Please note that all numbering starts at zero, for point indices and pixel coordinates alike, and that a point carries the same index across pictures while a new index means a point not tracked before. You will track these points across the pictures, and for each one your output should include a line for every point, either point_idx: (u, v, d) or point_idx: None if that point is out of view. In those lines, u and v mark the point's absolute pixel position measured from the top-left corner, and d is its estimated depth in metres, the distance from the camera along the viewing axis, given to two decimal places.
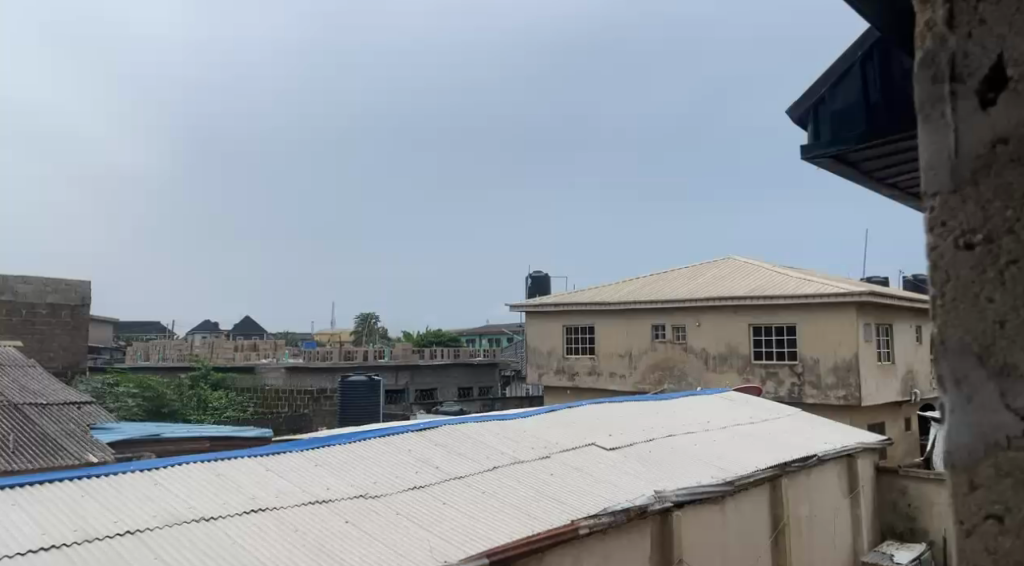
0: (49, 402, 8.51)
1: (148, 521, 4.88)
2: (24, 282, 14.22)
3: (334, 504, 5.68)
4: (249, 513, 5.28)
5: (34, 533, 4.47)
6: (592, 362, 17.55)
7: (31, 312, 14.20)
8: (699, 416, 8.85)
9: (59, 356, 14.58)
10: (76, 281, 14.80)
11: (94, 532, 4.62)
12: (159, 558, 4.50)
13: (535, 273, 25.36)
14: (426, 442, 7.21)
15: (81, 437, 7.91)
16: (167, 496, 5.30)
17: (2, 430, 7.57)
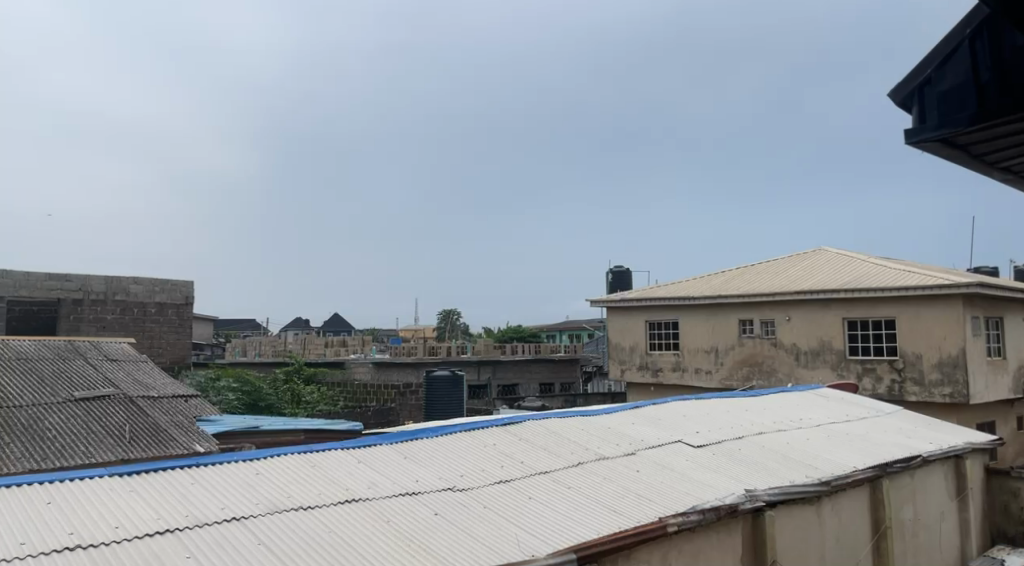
0: (160, 395, 8.98)
1: (250, 508, 5.10)
2: (136, 282, 15.06)
3: (423, 496, 5.79)
4: (343, 503, 5.44)
5: (150, 518, 4.74)
6: (676, 358, 17.31)
7: (142, 310, 15.02)
8: (791, 413, 8.62)
9: (166, 352, 15.30)
10: (182, 281, 15.53)
11: (201, 518, 4.86)
12: (262, 544, 4.69)
13: (617, 268, 25.15)
14: (510, 437, 7.27)
15: (189, 428, 8.31)
16: (266, 485, 5.52)
17: (119, 421, 8.04)
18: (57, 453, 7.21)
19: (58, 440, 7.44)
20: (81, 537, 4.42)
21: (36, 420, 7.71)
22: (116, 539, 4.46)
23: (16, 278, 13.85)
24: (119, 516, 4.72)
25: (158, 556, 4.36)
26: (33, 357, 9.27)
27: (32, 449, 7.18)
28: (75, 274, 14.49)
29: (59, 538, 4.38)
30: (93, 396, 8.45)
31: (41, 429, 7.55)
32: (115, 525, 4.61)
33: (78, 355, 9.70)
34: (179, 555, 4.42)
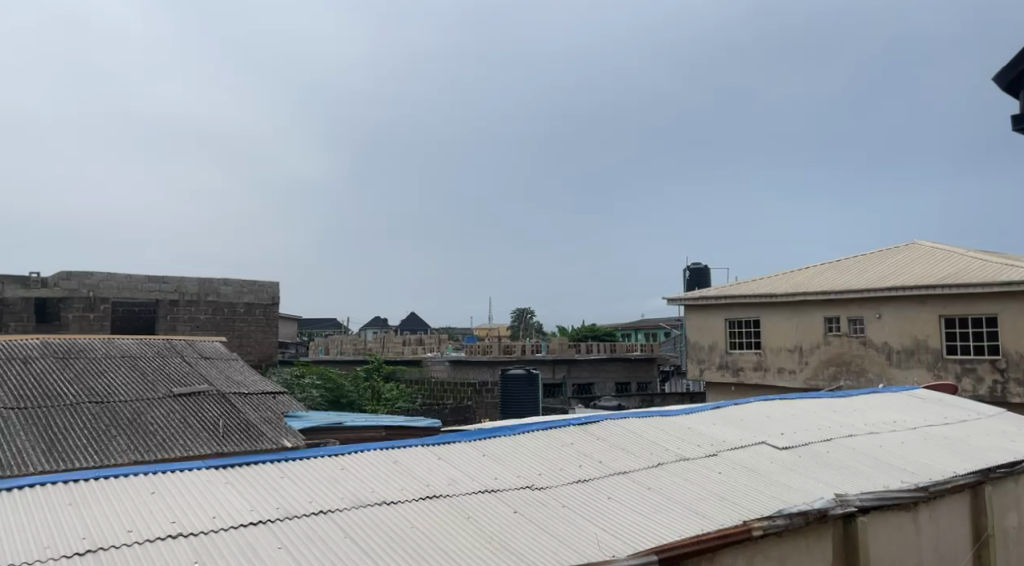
0: (250, 391, 9.30)
1: (337, 502, 5.23)
2: (226, 284, 15.67)
3: (503, 494, 5.82)
4: (426, 499, 5.53)
5: (245, 509, 4.92)
6: (758, 358, 16.94)
7: (231, 310, 15.68)
8: (883, 415, 8.30)
9: (254, 350, 15.92)
10: (269, 282, 16.18)
11: (291, 510, 5.01)
12: (349, 537, 4.81)
13: (695, 265, 24.74)
14: (588, 436, 7.23)
15: (277, 423, 8.59)
16: (351, 480, 5.65)
17: (213, 417, 8.36)
18: (158, 445, 7.55)
19: (159, 433, 7.80)
20: (181, 526, 4.62)
21: (139, 414, 8.10)
22: (214, 528, 4.64)
23: (119, 279, 14.43)
24: (215, 507, 4.92)
25: (253, 546, 4.52)
26: (135, 355, 9.74)
27: (136, 441, 7.55)
28: (172, 276, 15.05)
29: (162, 527, 4.58)
30: (190, 392, 8.82)
31: (144, 423, 7.93)
32: (213, 515, 4.80)
33: (175, 353, 10.15)
34: (271, 545, 4.57)
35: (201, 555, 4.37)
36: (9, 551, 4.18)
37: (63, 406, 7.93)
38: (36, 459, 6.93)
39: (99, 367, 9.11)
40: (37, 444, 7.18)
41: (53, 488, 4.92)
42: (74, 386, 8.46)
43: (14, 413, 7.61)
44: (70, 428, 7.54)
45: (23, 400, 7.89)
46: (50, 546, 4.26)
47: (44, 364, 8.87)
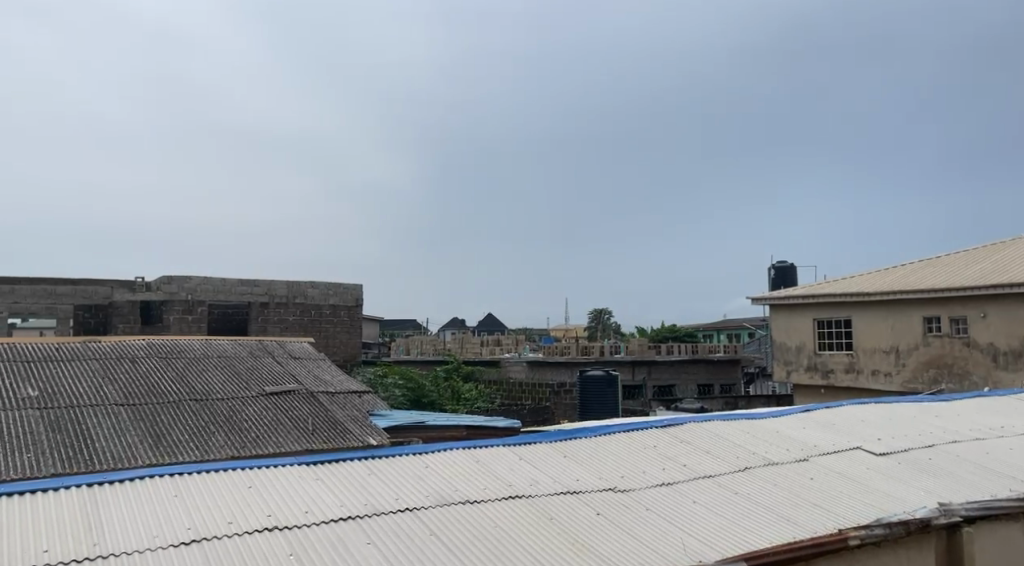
0: (337, 390, 9.52)
1: (423, 500, 5.28)
2: (313, 287, 16.11)
3: (586, 495, 5.76)
4: (508, 498, 5.53)
5: (335, 505, 5.02)
6: (849, 359, 16.37)
7: (318, 311, 16.11)
8: (990, 420, 7.86)
9: (339, 350, 16.35)
10: (353, 285, 16.59)
11: (378, 507, 5.09)
12: (435, 535, 4.84)
13: (780, 264, 24.07)
14: (671, 439, 7.10)
15: (364, 421, 8.76)
16: (435, 478, 5.70)
17: (302, 415, 8.59)
18: (253, 441, 7.80)
19: (253, 430, 8.05)
20: (276, 519, 4.75)
21: (235, 412, 8.39)
22: (307, 522, 4.76)
23: (213, 282, 14.98)
24: (307, 502, 5.04)
25: (343, 541, 4.61)
26: (230, 355, 10.10)
27: (232, 436, 7.82)
28: (262, 279, 15.52)
29: (258, 520, 4.72)
30: (281, 391, 9.09)
31: (239, 420, 8.20)
32: (305, 510, 4.91)
33: (266, 353, 10.48)
34: (361, 540, 4.65)
35: (296, 548, 4.48)
36: (122, 538, 4.38)
37: (165, 403, 8.28)
38: (142, 453, 7.26)
39: (197, 366, 9.48)
40: (143, 438, 7.52)
41: (160, 480, 5.14)
42: (175, 384, 8.83)
43: (122, 408, 7.99)
44: (172, 424, 7.86)
45: (129, 397, 8.28)
46: (158, 535, 4.44)
47: (148, 363, 9.28)
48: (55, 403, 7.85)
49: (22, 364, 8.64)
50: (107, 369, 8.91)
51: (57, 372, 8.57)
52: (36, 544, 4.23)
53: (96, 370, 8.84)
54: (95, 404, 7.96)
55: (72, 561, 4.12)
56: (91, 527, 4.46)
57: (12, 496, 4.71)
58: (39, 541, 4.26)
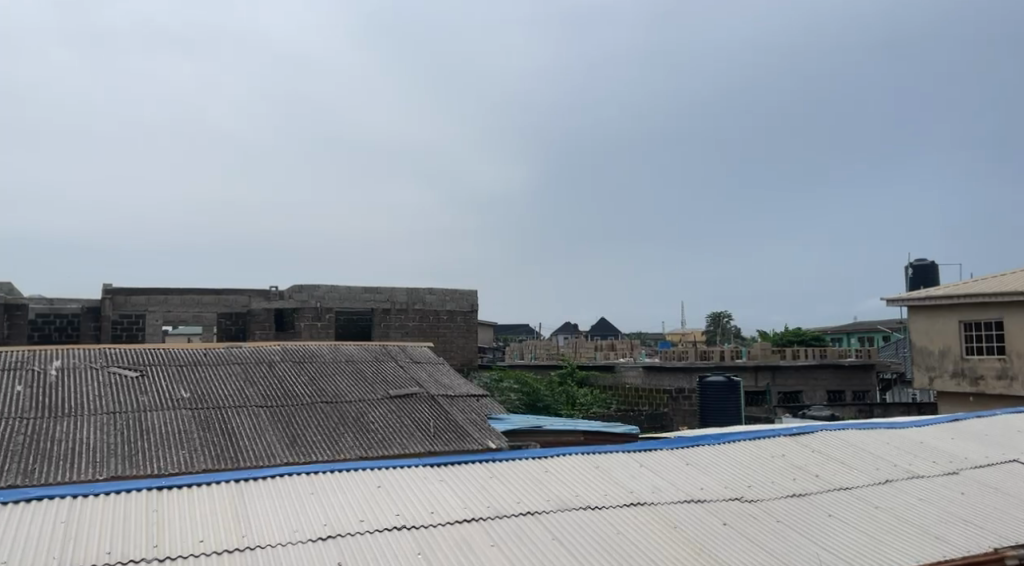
0: (456, 394, 9.66)
1: (544, 504, 5.24)
2: (431, 293, 16.43)
3: (711, 504, 5.55)
4: (630, 505, 5.39)
5: (458, 507, 5.05)
6: (1001, 365, 15.12)
7: (436, 317, 16.44)
8: None
9: (457, 355, 16.62)
10: (470, 291, 16.82)
11: (501, 509, 5.08)
12: (557, 540, 4.79)
13: (919, 262, 22.66)
14: (802, 448, 6.75)
15: (482, 424, 8.83)
16: (555, 483, 5.64)
17: (425, 418, 8.74)
18: (379, 443, 8.00)
19: (380, 431, 8.27)
20: (404, 519, 4.83)
21: (363, 414, 8.64)
22: (434, 522, 4.82)
23: (340, 290, 15.53)
24: (432, 502, 5.09)
25: (467, 542, 4.63)
26: (357, 359, 10.43)
27: (361, 437, 8.05)
28: (384, 286, 15.97)
29: (387, 519, 4.81)
30: (404, 394, 9.30)
31: (366, 422, 8.44)
32: (431, 511, 4.97)
33: (390, 357, 10.76)
34: (485, 542, 4.66)
35: (423, 547, 4.53)
36: (267, 531, 4.56)
37: (300, 404, 8.63)
38: (281, 452, 7.58)
39: (327, 370, 9.84)
40: (280, 437, 7.85)
41: (300, 478, 5.34)
42: (307, 387, 9.20)
43: (261, 409, 8.39)
44: (306, 425, 8.18)
45: (267, 399, 8.67)
46: (298, 530, 4.60)
47: (283, 367, 9.71)
48: (203, 403, 8.33)
49: (175, 368, 9.21)
50: (248, 372, 9.38)
51: (204, 375, 9.10)
52: (191, 534, 4.46)
53: (238, 373, 9.32)
54: (238, 405, 8.39)
55: (223, 551, 4.32)
56: (238, 521, 4.66)
57: (172, 490, 5.00)
58: (194, 531, 4.50)
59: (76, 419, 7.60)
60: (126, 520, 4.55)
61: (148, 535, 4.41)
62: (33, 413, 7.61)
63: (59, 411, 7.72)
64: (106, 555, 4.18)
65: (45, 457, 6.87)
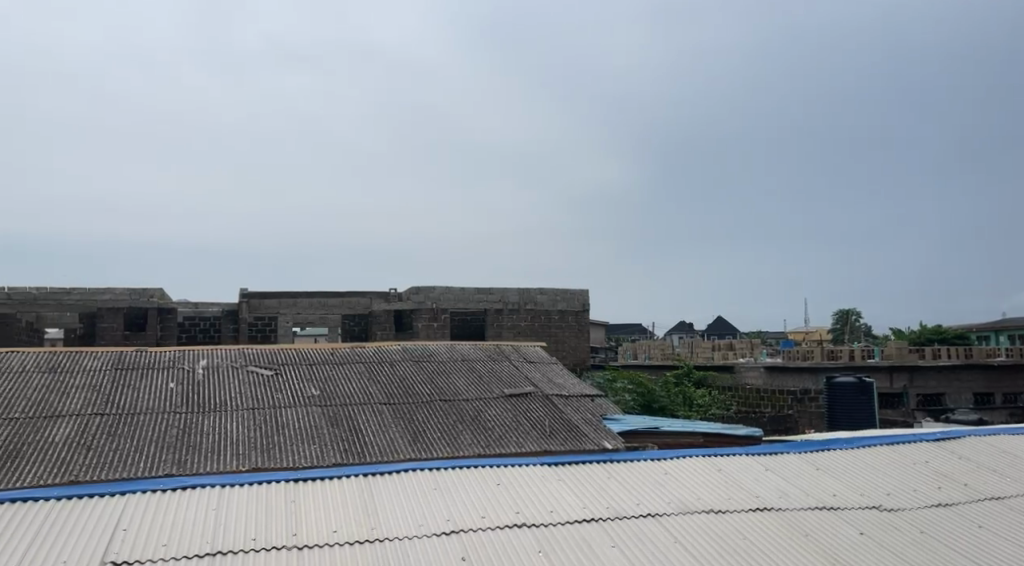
0: (571, 394, 9.59)
1: (665, 506, 5.09)
2: (542, 293, 16.43)
3: (844, 511, 5.25)
4: (756, 510, 5.17)
5: (576, 507, 4.99)
6: None
7: (547, 317, 16.43)
8: None
9: (570, 355, 16.55)
10: (581, 291, 16.70)
11: (621, 510, 4.98)
12: (678, 543, 4.66)
13: None
14: (945, 454, 6.28)
15: (598, 425, 8.73)
16: (676, 485, 5.48)
17: (540, 417, 8.73)
18: (497, 441, 8.05)
19: (497, 430, 8.32)
20: (524, 517, 4.81)
21: (480, 412, 8.72)
22: (555, 521, 4.78)
23: (454, 291, 15.75)
24: (551, 502, 5.05)
25: (589, 542, 4.57)
26: (473, 359, 10.55)
27: (479, 435, 8.12)
28: (496, 287, 16.07)
29: (508, 516, 4.81)
30: (519, 393, 9.32)
31: (483, 420, 8.51)
32: (550, 510, 4.93)
33: (504, 357, 10.82)
34: (605, 543, 4.58)
35: (543, 545, 4.51)
36: (395, 524, 4.65)
37: (421, 402, 8.81)
38: (404, 448, 7.75)
39: (445, 369, 10.00)
40: (403, 434, 8.03)
41: (424, 473, 5.43)
42: (427, 386, 9.38)
43: (385, 407, 8.62)
44: (427, 422, 8.33)
45: (390, 397, 8.89)
46: (424, 524, 4.66)
47: (404, 366, 9.94)
48: (332, 401, 8.63)
49: (305, 367, 9.61)
50: (372, 371, 9.67)
51: (332, 373, 9.45)
52: (327, 524, 4.61)
53: (362, 371, 9.62)
54: (363, 403, 8.65)
55: (356, 542, 4.43)
56: (368, 513, 4.78)
57: (309, 481, 5.19)
58: (329, 521, 4.64)
59: (219, 414, 8.05)
60: (269, 509, 4.76)
61: (289, 524, 4.59)
62: (182, 408, 8.12)
63: (204, 406, 8.20)
64: (251, 541, 4.38)
65: (193, 449, 7.31)
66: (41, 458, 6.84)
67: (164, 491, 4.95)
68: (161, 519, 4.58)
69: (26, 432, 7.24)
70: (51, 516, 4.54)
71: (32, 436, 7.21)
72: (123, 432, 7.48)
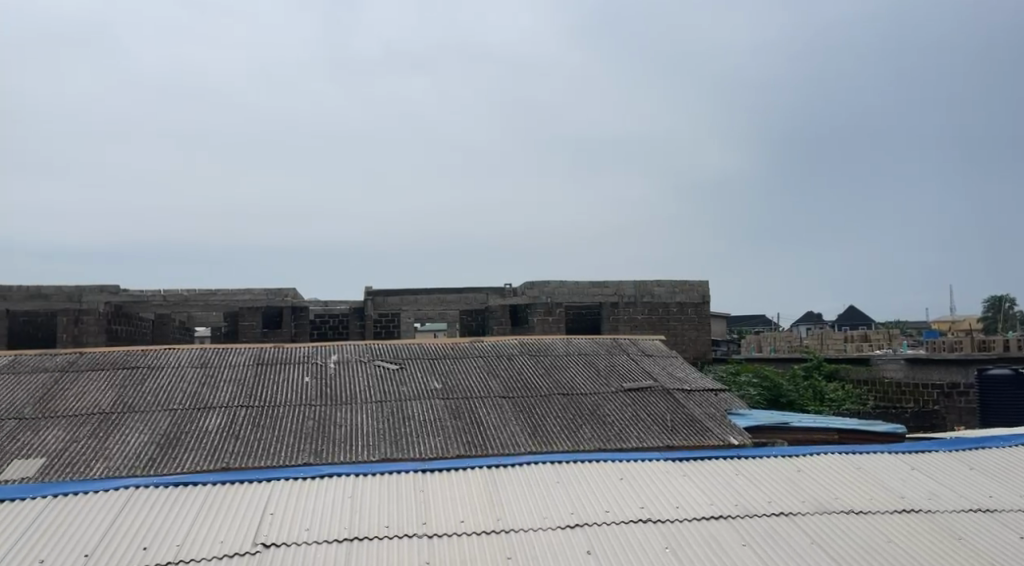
0: (693, 388, 9.31)
1: (799, 506, 4.82)
2: (659, 285, 16.09)
3: (1003, 515, 4.80)
4: (901, 511, 4.81)
5: (704, 503, 4.81)
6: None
7: (666, 309, 16.06)
8: None
9: (690, 348, 16.14)
10: (700, 281, 16.23)
11: (751, 508, 4.76)
12: (816, 544, 4.40)
13: None
14: None
15: (722, 420, 8.44)
16: (809, 483, 5.18)
17: (661, 412, 8.53)
18: (617, 435, 7.92)
19: (616, 424, 8.19)
20: (649, 512, 4.68)
21: (599, 406, 8.61)
22: (682, 517, 4.62)
23: (569, 285, 15.67)
24: (676, 497, 4.89)
25: (718, 540, 4.40)
26: (590, 352, 10.46)
27: (599, 429, 8.02)
28: (611, 280, 15.83)
29: (632, 511, 4.69)
30: (638, 387, 9.14)
31: (604, 414, 8.40)
32: (676, 506, 4.77)
33: (622, 350, 10.64)
34: (736, 541, 4.40)
35: (670, 541, 4.38)
36: (521, 516, 4.63)
37: (540, 396, 8.80)
38: (525, 441, 7.75)
39: (563, 363, 9.96)
40: (523, 427, 8.03)
41: (548, 466, 5.38)
42: (545, 379, 9.36)
43: (505, 400, 8.66)
44: (547, 415, 8.31)
45: (510, 391, 8.93)
46: (547, 517, 4.62)
47: (522, 360, 9.98)
48: (454, 394, 8.77)
49: (428, 361, 9.82)
50: (491, 365, 9.75)
51: (453, 368, 9.60)
52: (454, 514, 4.64)
53: (482, 366, 9.71)
54: (484, 396, 8.74)
55: (483, 532, 4.45)
56: (493, 505, 4.79)
57: (438, 472, 5.27)
58: (456, 512, 4.68)
59: (349, 406, 8.34)
60: (400, 498, 4.85)
61: (418, 513, 4.65)
62: (316, 400, 8.46)
63: (336, 399, 8.52)
64: (385, 528, 4.47)
65: (328, 439, 7.59)
66: (195, 447, 7.28)
67: (307, 479, 5.14)
68: (305, 504, 4.76)
69: (182, 422, 7.74)
70: (208, 500, 4.80)
71: (187, 426, 7.70)
72: (265, 422, 7.86)
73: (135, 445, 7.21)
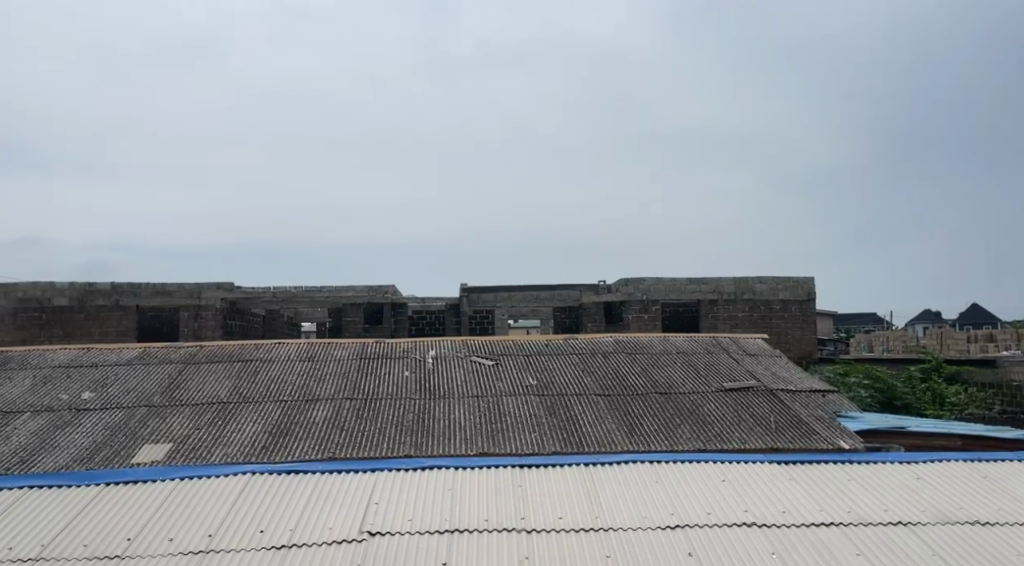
0: (798, 389, 8.97)
1: (919, 515, 4.56)
2: (761, 282, 15.61)
3: None
4: None
5: (813, 508, 4.62)
6: None
7: (768, 307, 15.55)
8: None
9: (794, 347, 15.58)
10: (805, 278, 15.63)
11: (866, 516, 4.54)
12: (938, 556, 4.16)
13: None
14: None
15: (830, 422, 8.10)
16: (930, 492, 4.90)
17: (763, 413, 8.26)
18: (717, 436, 7.73)
19: (717, 424, 7.99)
20: (754, 515, 4.53)
21: (698, 406, 8.42)
22: (790, 522, 4.46)
23: (665, 282, 15.40)
24: (783, 502, 4.72)
25: (830, 548, 4.22)
26: (688, 351, 10.24)
27: (699, 429, 7.85)
28: (710, 277, 15.46)
29: (736, 513, 4.56)
30: (739, 387, 8.88)
31: (703, 414, 8.21)
32: (782, 510, 4.60)
33: (721, 349, 10.37)
34: (849, 549, 4.21)
35: (777, 547, 4.23)
36: (621, 515, 4.57)
37: (637, 394, 8.68)
38: (622, 439, 7.67)
39: (660, 361, 9.80)
40: (620, 425, 7.94)
41: (649, 466, 5.30)
42: (642, 377, 9.23)
43: (601, 398, 8.59)
44: (645, 414, 8.20)
45: (606, 388, 8.86)
46: (648, 517, 4.54)
47: (618, 357, 9.87)
48: (550, 390, 8.77)
49: (524, 357, 9.85)
50: (587, 362, 9.69)
51: (549, 364, 9.60)
52: (553, 511, 4.63)
53: (577, 363, 9.66)
54: (580, 393, 8.69)
55: (583, 529, 4.42)
56: (593, 503, 4.75)
57: (538, 467, 5.27)
58: (554, 508, 4.67)
59: (448, 401, 8.47)
60: (499, 492, 4.88)
61: (517, 508, 4.68)
62: (416, 395, 8.63)
63: (434, 393, 8.66)
64: (485, 522, 4.51)
65: (428, 432, 7.74)
66: (304, 437, 7.57)
67: (410, 470, 5.25)
68: (409, 495, 4.87)
69: (292, 413, 8.06)
70: (318, 488, 4.97)
71: (296, 416, 8.01)
72: (368, 415, 8.09)
73: (248, 433, 7.57)
